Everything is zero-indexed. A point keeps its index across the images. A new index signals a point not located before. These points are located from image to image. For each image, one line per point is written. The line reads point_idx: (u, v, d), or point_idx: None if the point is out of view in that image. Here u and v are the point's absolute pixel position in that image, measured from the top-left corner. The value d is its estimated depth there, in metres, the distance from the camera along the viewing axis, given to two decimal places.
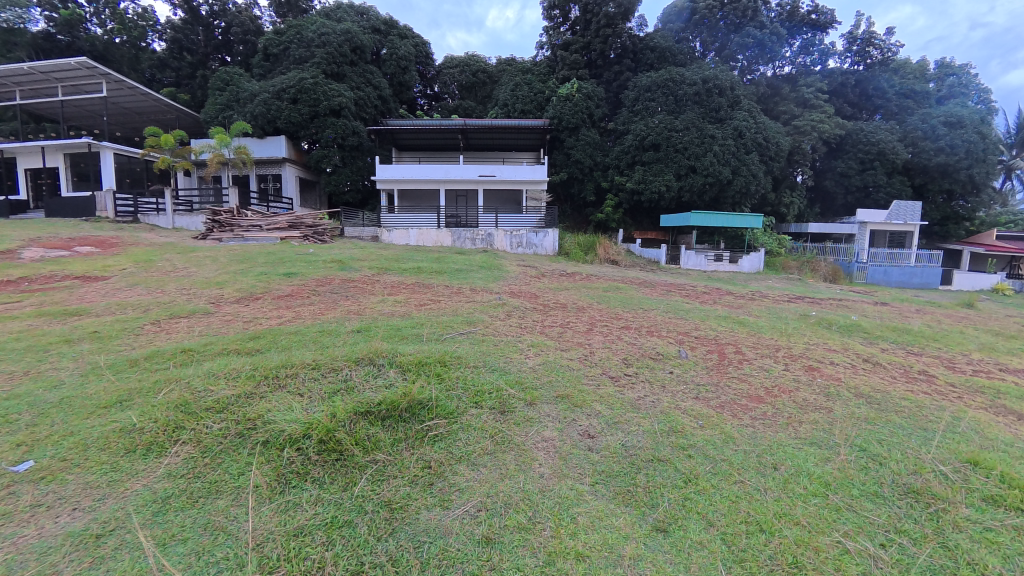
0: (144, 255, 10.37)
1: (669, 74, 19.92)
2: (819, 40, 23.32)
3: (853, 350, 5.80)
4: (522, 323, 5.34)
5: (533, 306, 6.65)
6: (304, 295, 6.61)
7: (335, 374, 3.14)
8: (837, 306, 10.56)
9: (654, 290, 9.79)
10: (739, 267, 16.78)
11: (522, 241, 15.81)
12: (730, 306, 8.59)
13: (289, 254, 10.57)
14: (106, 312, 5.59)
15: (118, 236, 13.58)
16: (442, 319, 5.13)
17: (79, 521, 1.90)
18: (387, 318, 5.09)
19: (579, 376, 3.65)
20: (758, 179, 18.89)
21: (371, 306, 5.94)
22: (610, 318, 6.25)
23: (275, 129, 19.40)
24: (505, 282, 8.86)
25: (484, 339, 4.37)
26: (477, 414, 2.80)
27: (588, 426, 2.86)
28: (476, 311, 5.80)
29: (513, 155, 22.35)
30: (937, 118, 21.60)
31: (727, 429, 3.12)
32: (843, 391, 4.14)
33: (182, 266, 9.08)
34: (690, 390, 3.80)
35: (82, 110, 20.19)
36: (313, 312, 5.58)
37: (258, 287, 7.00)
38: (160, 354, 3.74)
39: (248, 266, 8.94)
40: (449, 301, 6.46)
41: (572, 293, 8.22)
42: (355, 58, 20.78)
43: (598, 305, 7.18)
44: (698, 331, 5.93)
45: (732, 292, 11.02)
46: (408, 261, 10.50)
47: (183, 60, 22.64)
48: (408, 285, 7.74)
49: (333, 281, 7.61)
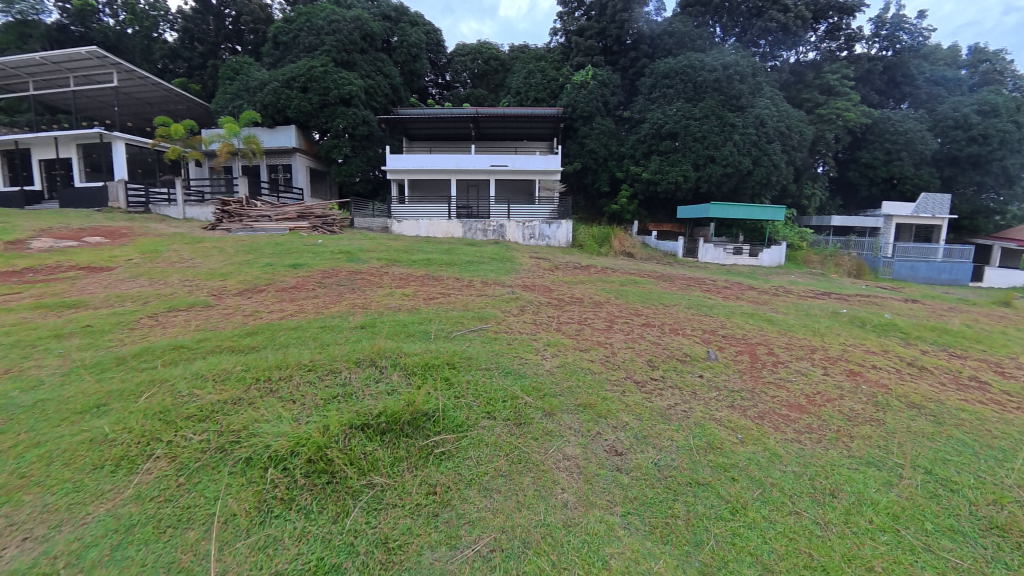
0: (151, 245, 10.24)
1: (688, 61, 19.23)
2: (845, 25, 22.38)
3: (894, 352, 5.35)
4: (536, 319, 5.00)
5: (548, 300, 6.32)
6: (309, 287, 6.37)
7: (334, 377, 2.85)
8: (866, 304, 10.00)
9: (674, 283, 9.38)
10: (760, 261, 16.10)
11: (534, 233, 15.58)
12: (755, 302, 8.14)
13: (298, 245, 10.37)
14: (103, 305, 5.37)
15: (129, 226, 13.57)
16: (451, 315, 4.80)
17: (29, 554, 1.64)
18: (393, 313, 4.76)
19: (602, 380, 3.32)
20: (780, 170, 18.27)
21: (377, 299, 5.63)
22: (630, 314, 5.87)
23: (285, 118, 19.23)
24: (517, 275, 8.50)
25: (496, 336, 4.05)
26: (490, 426, 2.47)
27: (614, 441, 2.53)
28: (486, 306, 5.45)
29: (525, 144, 21.76)
30: (969, 107, 20.69)
31: (772, 445, 2.79)
32: (892, 400, 3.75)
33: (188, 257, 8.89)
34: (722, 397, 3.46)
35: (94, 101, 20.21)
36: (318, 305, 5.30)
37: (262, 279, 6.75)
38: (150, 351, 3.50)
39: (255, 257, 8.69)
40: (459, 294, 6.13)
41: (588, 287, 7.86)
42: (365, 46, 20.47)
43: (616, 299, 6.82)
44: (724, 330, 5.54)
45: (754, 287, 10.49)
46: (418, 252, 10.21)
47: (194, 50, 22.58)
48: (417, 277, 7.44)
49: (340, 273, 7.35)
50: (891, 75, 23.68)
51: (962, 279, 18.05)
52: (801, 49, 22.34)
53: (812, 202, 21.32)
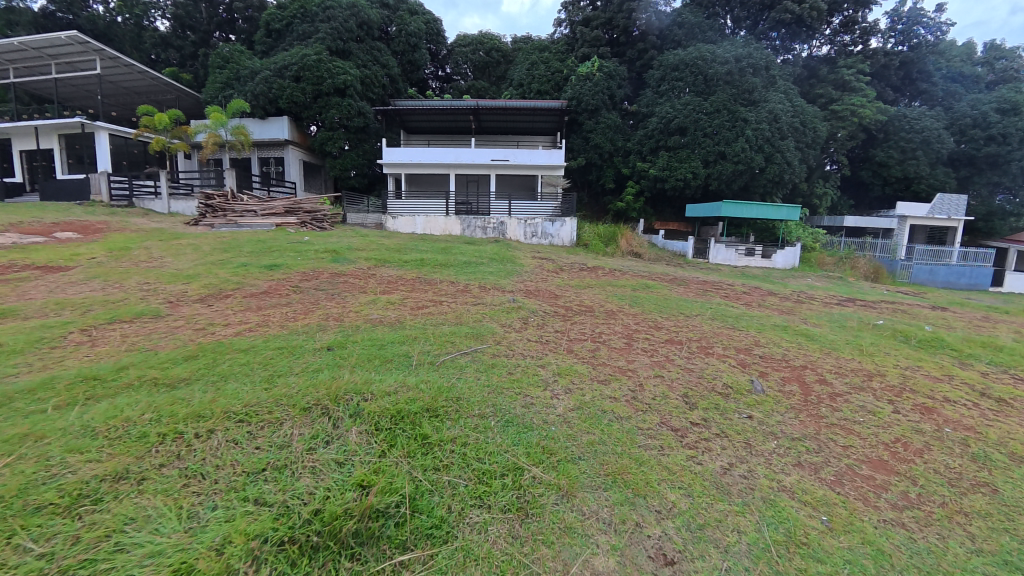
0: (123, 242, 9.44)
1: (699, 52, 18.39)
2: (861, 18, 21.51)
3: (961, 379, 4.57)
4: (541, 336, 4.19)
5: (554, 309, 5.56)
6: (282, 293, 5.60)
7: (270, 434, 2.10)
8: (896, 312, 9.24)
9: (689, 288, 8.64)
10: (773, 262, 15.34)
11: (536, 231, 14.80)
12: (781, 311, 7.37)
13: (281, 242, 9.58)
14: (38, 314, 4.62)
15: (107, 220, 12.80)
16: (440, 330, 4.02)
17: None
18: (372, 328, 3.99)
19: (632, 430, 2.54)
20: (793, 168, 17.46)
21: (357, 309, 4.86)
22: (649, 327, 5.10)
23: (276, 109, 18.44)
24: (518, 278, 7.70)
25: (495, 363, 3.29)
26: (482, 522, 1.74)
27: (661, 540, 1.78)
28: (482, 318, 4.63)
29: (527, 138, 20.88)
30: (988, 105, 19.89)
31: (871, 536, 2.05)
32: (990, 451, 3.01)
33: (159, 255, 8.12)
34: (784, 450, 2.71)
35: (79, 90, 19.37)
36: (286, 316, 4.55)
37: (230, 282, 5.96)
38: (49, 385, 2.72)
39: (232, 256, 7.93)
40: (452, 303, 5.34)
41: (597, 293, 7.11)
42: (362, 35, 19.66)
43: (629, 308, 6.03)
44: (760, 348, 4.77)
45: (774, 292, 9.74)
46: (411, 251, 9.42)
47: (186, 39, 21.74)
48: (408, 280, 6.67)
49: (321, 275, 6.56)
50: (907, 71, 22.85)
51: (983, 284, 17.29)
52: (816, 43, 21.56)
53: (823, 202, 20.51)
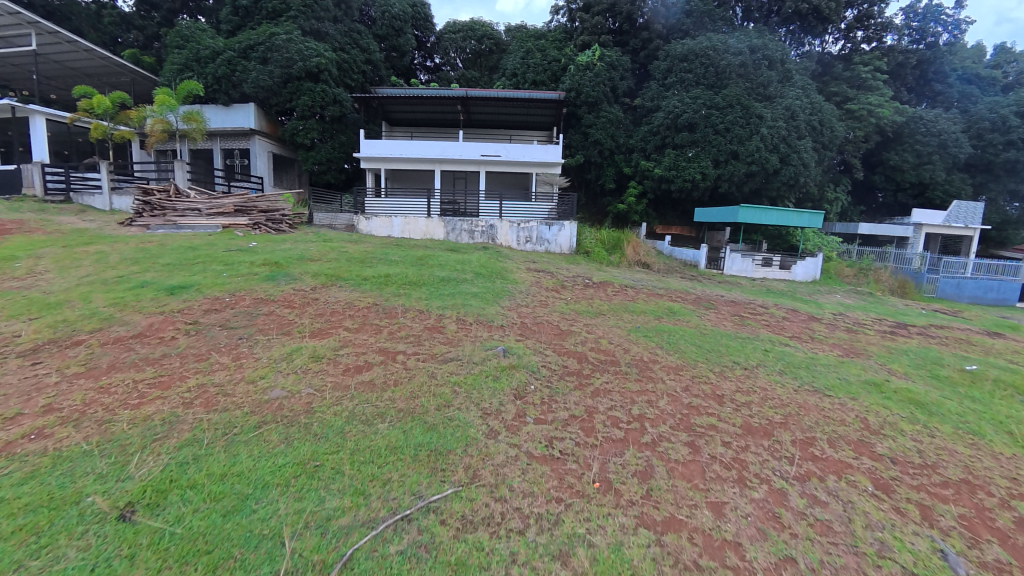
0: (17, 248, 7.54)
1: (710, 42, 16.76)
2: (876, 13, 20.19)
3: None
4: (553, 443, 2.43)
5: (562, 363, 3.82)
6: (167, 335, 3.82)
7: None
8: (959, 342, 7.67)
9: (719, 314, 6.98)
10: (794, 275, 13.79)
11: (530, 236, 13.03)
12: (843, 351, 5.73)
13: (215, 250, 7.76)
14: None
15: (25, 219, 10.80)
16: (375, 435, 2.29)
17: None
18: (255, 433, 2.26)
19: None
20: (809, 170, 15.94)
21: (259, 373, 3.08)
22: (709, 399, 3.39)
23: (241, 94, 16.59)
24: (510, 303, 5.94)
25: (466, 555, 1.64)
26: None
27: None
28: (450, 395, 2.85)
29: (520, 133, 19.18)
30: (1008, 107, 18.65)
31: None
32: None
33: (42, 268, 6.23)
34: None
35: (20, 69, 17.17)
36: (131, 395, 2.75)
37: (95, 317, 4.14)
38: None
39: (137, 270, 6.08)
40: (410, 355, 3.57)
41: (610, 325, 5.40)
42: (339, 15, 17.89)
43: (664, 357, 4.29)
44: (883, 443, 3.08)
45: (813, 317, 8.13)
46: (378, 263, 7.62)
47: (150, 19, 19.70)
48: (360, 309, 4.93)
49: (239, 303, 4.76)
50: (922, 70, 21.51)
51: (1009, 299, 15.35)
52: (830, 38, 20.18)
53: (835, 207, 18.99)
